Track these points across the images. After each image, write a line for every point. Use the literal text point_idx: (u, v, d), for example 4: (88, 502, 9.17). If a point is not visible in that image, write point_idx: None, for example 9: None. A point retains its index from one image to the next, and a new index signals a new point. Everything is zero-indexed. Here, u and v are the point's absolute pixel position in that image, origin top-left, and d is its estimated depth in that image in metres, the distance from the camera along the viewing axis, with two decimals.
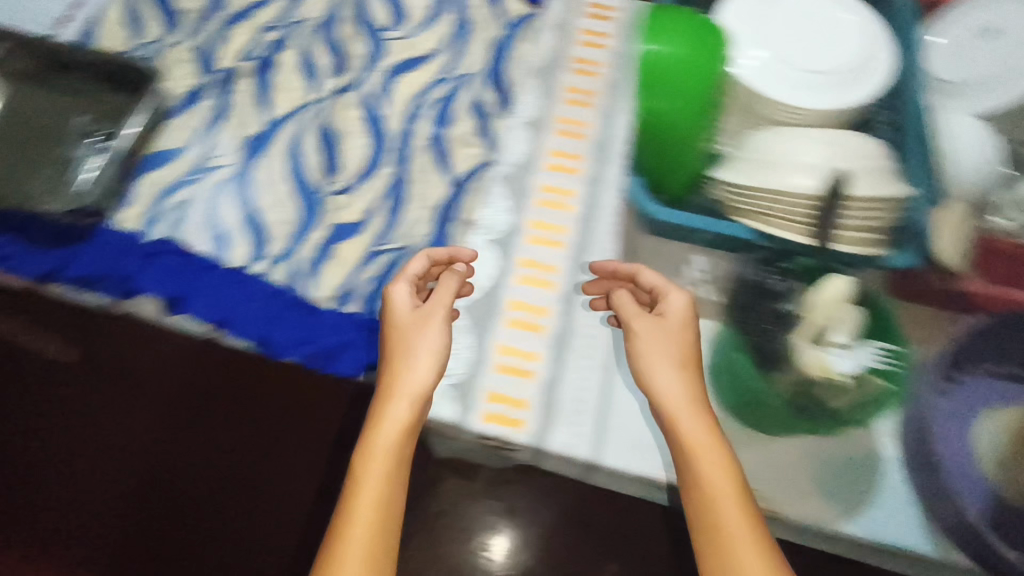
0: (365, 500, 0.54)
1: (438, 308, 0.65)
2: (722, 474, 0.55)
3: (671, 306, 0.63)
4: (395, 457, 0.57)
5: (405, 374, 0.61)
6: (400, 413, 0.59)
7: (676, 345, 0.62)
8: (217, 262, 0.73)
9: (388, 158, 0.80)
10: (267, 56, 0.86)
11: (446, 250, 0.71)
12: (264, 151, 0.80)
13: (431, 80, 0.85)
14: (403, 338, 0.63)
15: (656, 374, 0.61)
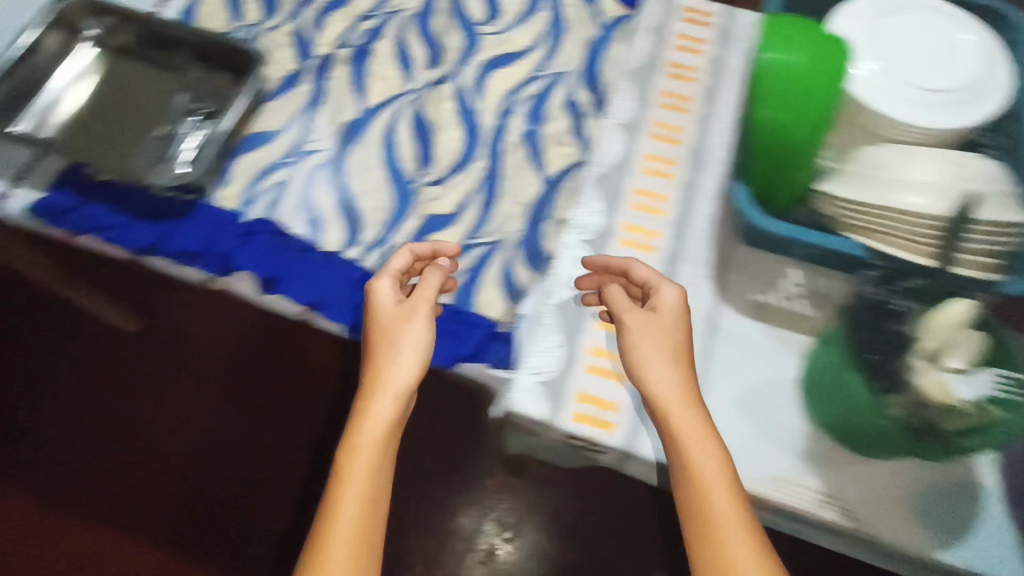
0: (348, 503, 0.52)
1: (420, 301, 0.63)
2: (720, 464, 0.55)
3: (664, 300, 0.63)
4: (379, 457, 0.54)
5: (387, 369, 0.58)
6: (383, 410, 0.56)
7: (671, 339, 0.61)
8: (312, 245, 0.73)
9: (481, 152, 0.79)
10: (363, 44, 0.87)
11: (428, 246, 0.69)
12: (360, 139, 0.80)
13: (525, 76, 0.85)
14: (385, 331, 0.61)
15: (653, 370, 0.59)
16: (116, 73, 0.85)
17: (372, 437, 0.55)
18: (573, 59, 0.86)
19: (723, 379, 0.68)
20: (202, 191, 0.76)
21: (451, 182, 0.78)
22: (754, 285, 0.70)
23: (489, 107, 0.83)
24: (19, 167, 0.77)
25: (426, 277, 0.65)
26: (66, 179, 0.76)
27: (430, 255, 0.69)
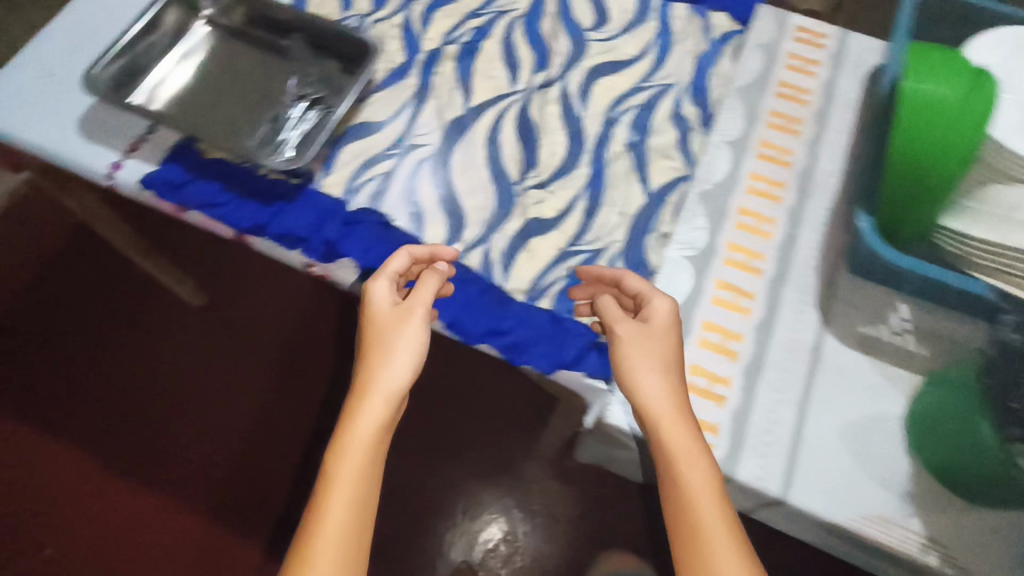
0: (339, 501, 0.52)
1: (415, 301, 0.63)
2: (706, 475, 0.52)
3: (655, 312, 0.60)
4: (370, 457, 0.55)
5: (380, 369, 0.59)
6: (377, 409, 0.57)
7: (664, 351, 0.59)
8: (415, 239, 0.74)
9: (584, 158, 0.79)
10: (470, 41, 0.87)
11: (427, 249, 0.69)
12: (465, 136, 0.80)
13: (631, 85, 0.84)
14: (381, 332, 0.61)
15: (644, 382, 0.57)
16: (229, 54, 0.86)
17: (363, 437, 0.55)
18: (680, 70, 0.85)
19: (827, 411, 0.66)
20: (311, 176, 0.77)
21: (553, 187, 0.77)
22: (858, 316, 0.69)
23: (595, 112, 0.82)
24: (134, 140, 0.79)
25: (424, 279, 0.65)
26: (178, 154, 0.78)
27: (430, 258, 0.70)
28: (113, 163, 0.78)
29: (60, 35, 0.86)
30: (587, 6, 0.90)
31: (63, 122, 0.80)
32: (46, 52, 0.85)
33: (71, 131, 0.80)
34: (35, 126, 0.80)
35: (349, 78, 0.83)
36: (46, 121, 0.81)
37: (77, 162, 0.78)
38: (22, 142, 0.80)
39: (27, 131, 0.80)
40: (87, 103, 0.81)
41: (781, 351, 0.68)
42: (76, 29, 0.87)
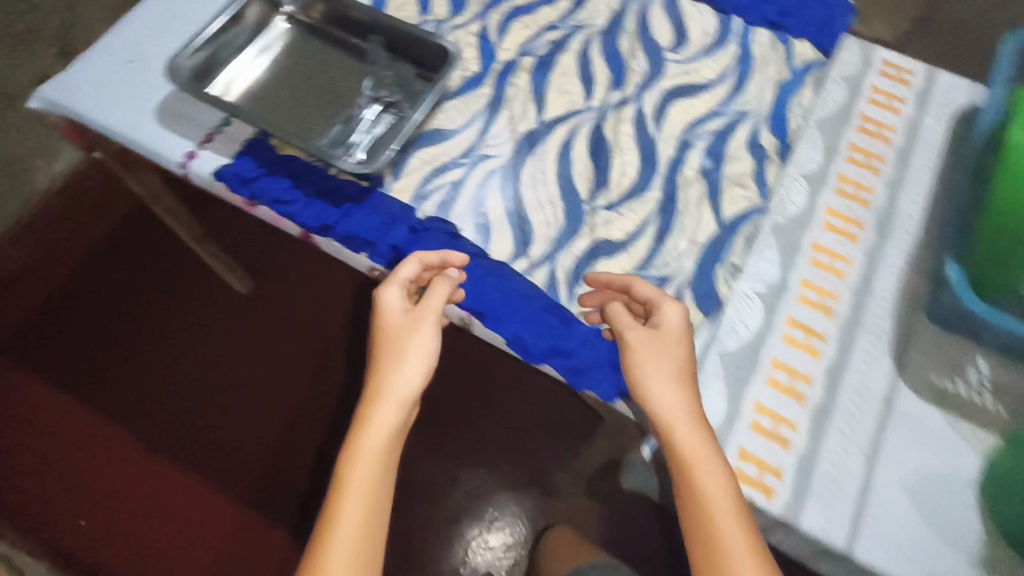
0: (349, 508, 0.54)
1: (427, 308, 0.63)
2: (720, 486, 0.54)
3: (666, 320, 0.61)
4: (382, 464, 0.56)
5: (391, 377, 0.60)
6: (388, 417, 0.58)
7: (676, 362, 0.59)
8: (481, 252, 0.73)
9: (656, 181, 0.78)
10: (547, 54, 0.86)
11: (438, 255, 0.68)
12: (536, 150, 0.79)
13: (708, 110, 0.83)
14: (392, 340, 0.62)
15: (656, 394, 0.58)
16: (307, 53, 0.87)
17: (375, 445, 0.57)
18: (759, 98, 0.83)
19: (896, 464, 0.63)
20: (381, 179, 0.77)
21: (623, 208, 0.76)
22: (934, 367, 0.67)
23: (669, 133, 0.81)
24: (208, 133, 0.80)
25: (436, 287, 0.65)
26: (251, 149, 0.78)
27: (441, 265, 0.69)
28: (187, 153, 0.79)
29: (142, 23, 0.87)
30: (666, 26, 0.88)
31: (141, 109, 0.81)
32: (128, 39, 0.86)
33: (147, 119, 0.81)
34: (113, 112, 0.82)
35: (425, 83, 0.83)
36: (124, 107, 0.82)
37: (152, 150, 0.79)
38: (100, 126, 0.81)
39: (105, 116, 0.81)
40: (165, 92, 0.82)
41: (852, 397, 0.65)
42: (158, 18, 0.88)
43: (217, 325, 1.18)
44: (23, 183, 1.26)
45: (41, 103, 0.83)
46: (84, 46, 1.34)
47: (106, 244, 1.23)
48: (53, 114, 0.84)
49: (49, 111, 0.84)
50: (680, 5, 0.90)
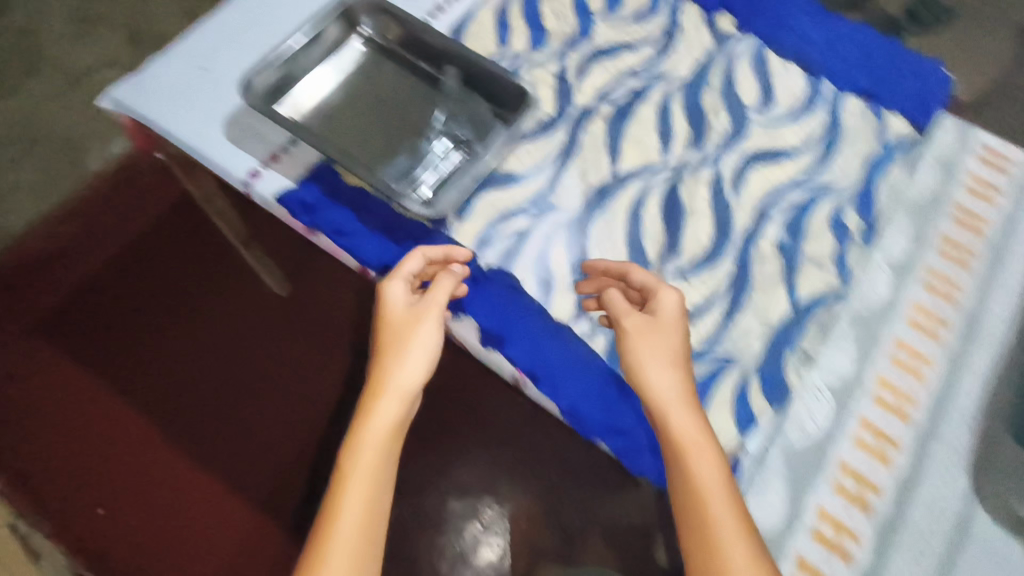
0: (349, 504, 0.55)
1: (430, 300, 0.64)
2: (714, 475, 0.53)
3: (664, 306, 0.61)
4: (381, 456, 0.57)
5: (393, 369, 0.60)
6: (388, 411, 0.59)
7: (674, 349, 0.59)
8: (542, 309, 0.70)
9: (729, 252, 0.74)
10: (625, 103, 0.83)
11: (442, 250, 0.69)
12: (605, 206, 0.76)
13: (790, 179, 0.79)
14: (396, 333, 0.62)
15: (653, 379, 0.58)
16: (379, 77, 0.84)
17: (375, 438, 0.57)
18: (846, 172, 0.79)
19: None
20: (445, 221, 0.75)
21: (692, 277, 0.72)
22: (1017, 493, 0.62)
23: (746, 200, 0.77)
24: (274, 152, 0.78)
25: (440, 280, 0.65)
26: (318, 175, 0.77)
27: (445, 260, 0.70)
28: (251, 172, 0.77)
29: (217, 31, 0.86)
30: (752, 84, 0.85)
31: (209, 120, 0.80)
32: (202, 47, 0.85)
33: (214, 131, 0.80)
34: (181, 121, 0.81)
35: (498, 122, 0.81)
36: (192, 117, 0.81)
37: (215, 164, 0.78)
38: (166, 133, 0.80)
39: (172, 125, 0.80)
40: (235, 106, 0.81)
41: (925, 515, 0.61)
42: (234, 28, 0.87)
43: (244, 325, 1.06)
44: (74, 158, 1.22)
45: (110, 104, 0.83)
46: (151, 33, 1.33)
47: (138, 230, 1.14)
48: (121, 115, 0.84)
49: (118, 112, 0.83)
50: (767, 62, 0.86)
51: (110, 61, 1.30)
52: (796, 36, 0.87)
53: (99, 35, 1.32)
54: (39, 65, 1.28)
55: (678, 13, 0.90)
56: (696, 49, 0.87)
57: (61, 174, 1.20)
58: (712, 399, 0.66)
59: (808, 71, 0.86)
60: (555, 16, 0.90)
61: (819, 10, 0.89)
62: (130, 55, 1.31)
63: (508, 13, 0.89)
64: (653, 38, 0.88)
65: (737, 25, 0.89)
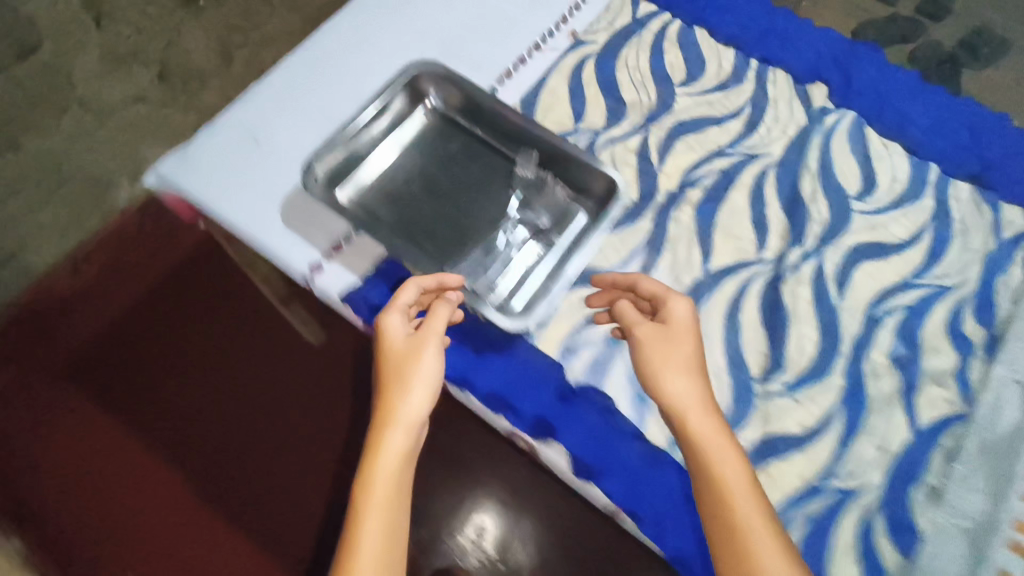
0: (366, 555, 0.47)
1: (432, 325, 0.58)
2: (745, 484, 0.48)
3: (674, 309, 0.57)
4: (393, 497, 0.50)
5: (394, 400, 0.54)
6: (395, 446, 0.52)
7: (688, 357, 0.55)
8: (637, 432, 0.63)
9: (837, 364, 0.67)
10: (714, 187, 0.77)
11: (436, 278, 0.62)
12: (701, 308, 0.70)
13: (900, 278, 0.72)
14: (397, 362, 0.56)
15: (672, 389, 0.54)
16: (445, 152, 0.77)
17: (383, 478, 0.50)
18: (960, 271, 0.72)
19: None
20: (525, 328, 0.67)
21: (799, 394, 0.66)
22: None
23: (852, 302, 0.71)
24: (337, 240, 0.72)
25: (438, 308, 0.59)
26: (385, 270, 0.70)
27: (439, 288, 0.63)
28: (313, 264, 0.71)
29: (269, 98, 0.79)
30: (852, 166, 0.78)
31: (265, 202, 0.74)
32: (253, 115, 0.78)
33: (272, 215, 0.73)
34: (235, 202, 0.74)
35: (579, 205, 0.73)
36: (246, 198, 0.74)
37: (273, 253, 0.71)
38: (219, 216, 0.73)
39: (225, 205, 0.73)
40: (292, 185, 0.74)
41: None
42: (290, 95, 0.79)
43: None
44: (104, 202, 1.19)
45: (156, 179, 0.76)
46: (187, 66, 1.05)
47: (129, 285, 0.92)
48: (167, 191, 0.77)
49: (163, 189, 0.76)
50: (868, 143, 0.80)
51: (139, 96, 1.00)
52: (900, 114, 0.82)
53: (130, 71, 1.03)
54: (67, 104, 0.98)
55: (766, 83, 0.84)
56: (787, 125, 0.81)
57: (90, 223, 0.92)
58: (831, 546, 0.60)
59: (914, 152, 0.80)
60: (633, 86, 0.83)
61: (924, 86, 0.83)
62: (162, 93, 1.03)
63: (583, 81, 0.83)
64: (741, 111, 0.82)
65: (833, 99, 0.83)
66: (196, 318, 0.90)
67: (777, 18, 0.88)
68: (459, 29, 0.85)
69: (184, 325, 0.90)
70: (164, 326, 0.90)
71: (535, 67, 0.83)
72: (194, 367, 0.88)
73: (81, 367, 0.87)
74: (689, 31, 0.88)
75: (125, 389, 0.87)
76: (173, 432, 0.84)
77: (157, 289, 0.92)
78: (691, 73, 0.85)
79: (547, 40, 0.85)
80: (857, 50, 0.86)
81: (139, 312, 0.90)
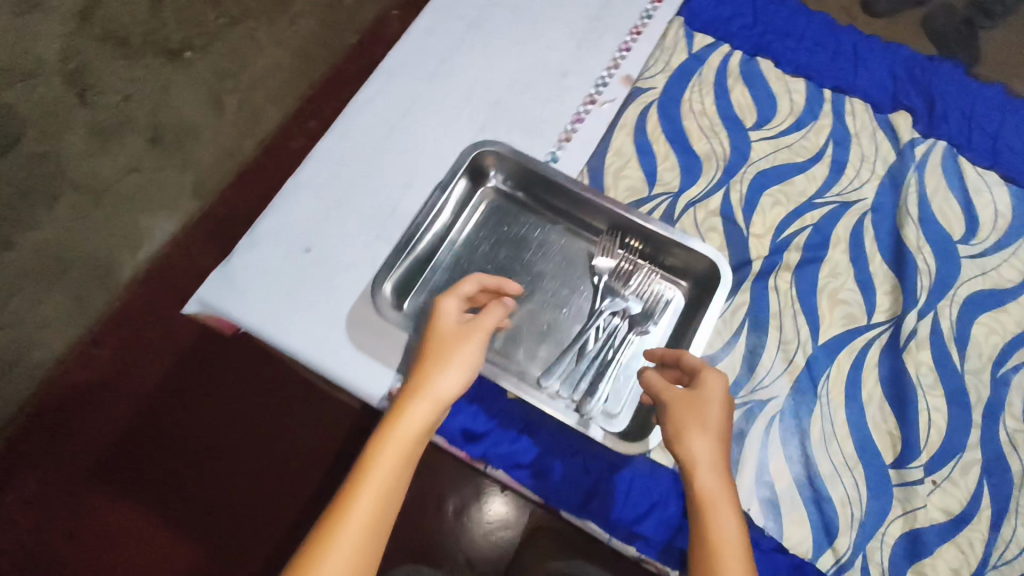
0: (352, 522, 0.39)
1: (486, 318, 0.51)
2: (737, 553, 0.40)
3: (707, 379, 0.48)
4: (400, 469, 0.42)
5: (432, 372, 0.47)
6: (418, 418, 0.44)
7: (713, 417, 0.45)
8: (778, 543, 0.59)
9: (972, 436, 0.63)
10: (809, 244, 0.71)
11: (496, 281, 0.59)
12: (820, 390, 0.64)
13: (1021, 329, 0.68)
14: (442, 343, 0.49)
15: (685, 445, 0.44)
16: (515, 237, 0.70)
17: (396, 444, 0.42)
18: None
19: None
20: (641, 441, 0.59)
21: (938, 478, 0.62)
22: None
23: (975, 363, 0.66)
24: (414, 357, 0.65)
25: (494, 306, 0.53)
26: (472, 388, 0.62)
27: (497, 292, 0.59)
28: (394, 389, 0.64)
29: (312, 195, 0.70)
30: (952, 204, 0.73)
31: (330, 323, 0.66)
32: (299, 218, 0.70)
33: (340, 337, 0.66)
34: (298, 327, 0.66)
35: (676, 289, 0.67)
36: (307, 320, 0.66)
37: (348, 383, 0.64)
38: (280, 344, 0.65)
39: (286, 332, 0.66)
40: (355, 300, 0.67)
41: None
42: (332, 188, 0.71)
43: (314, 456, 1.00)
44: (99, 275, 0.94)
45: (199, 306, 0.67)
46: (178, 126, 1.02)
47: (175, 382, 0.87)
48: (212, 317, 0.68)
49: (206, 316, 0.67)
50: (964, 174, 0.74)
51: (134, 166, 0.99)
52: (990, 137, 0.76)
53: (121, 140, 1.00)
54: (59, 190, 0.97)
55: (844, 116, 0.77)
56: (875, 164, 0.75)
57: (95, 304, 0.91)
58: None
59: (1013, 181, 0.75)
60: (703, 135, 0.76)
61: (1009, 100, 0.78)
62: (157, 160, 1.00)
63: (649, 136, 0.76)
64: (823, 153, 0.75)
65: (918, 127, 0.77)
66: (248, 416, 0.85)
67: (843, 38, 0.81)
68: (506, 90, 0.77)
69: (239, 421, 0.85)
70: (218, 423, 0.85)
71: (595, 122, 0.75)
72: (256, 474, 0.83)
73: (134, 470, 0.83)
74: (752, 62, 0.80)
75: (179, 497, 0.82)
76: (245, 541, 0.81)
77: (205, 381, 0.86)
78: (761, 112, 0.77)
79: (601, 90, 0.77)
80: (936, 67, 0.79)
81: (184, 410, 0.85)
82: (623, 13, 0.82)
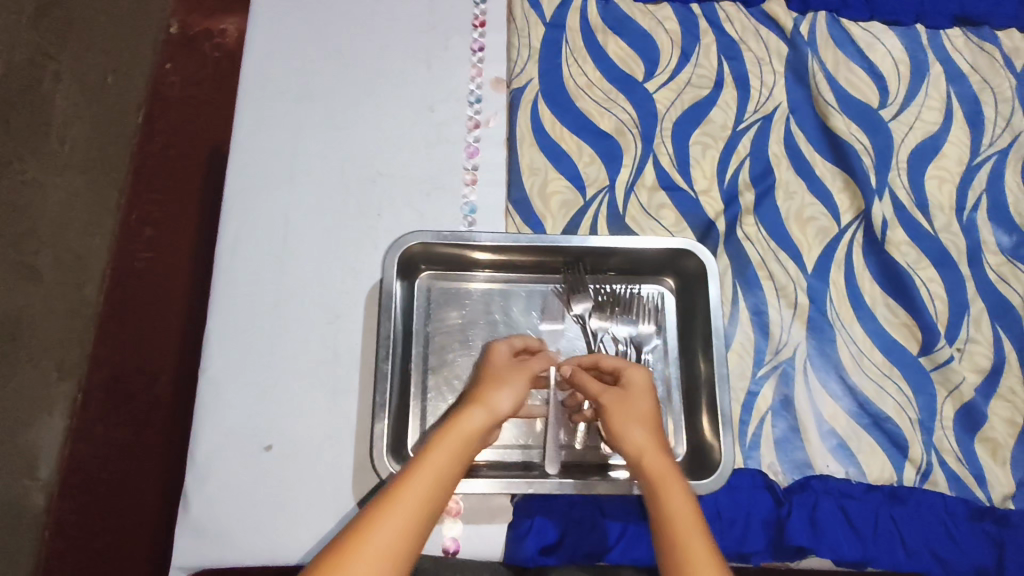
0: (403, 508, 0.39)
1: (540, 357, 0.53)
2: (694, 525, 0.41)
3: (631, 373, 0.50)
4: (446, 470, 0.42)
5: (487, 392, 0.48)
6: (471, 429, 0.45)
7: (645, 408, 0.48)
8: (867, 481, 0.58)
9: (969, 289, 0.65)
10: (755, 176, 0.67)
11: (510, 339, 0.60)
12: (830, 316, 0.64)
13: (963, 166, 0.69)
14: (494, 370, 0.51)
15: (620, 432, 0.47)
16: (483, 317, 0.61)
17: (450, 449, 0.43)
18: (1004, 127, 0.71)
19: None
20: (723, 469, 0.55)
21: (960, 344, 0.63)
22: None
23: (943, 220, 0.67)
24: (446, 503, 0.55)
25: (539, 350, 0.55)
26: (527, 505, 0.56)
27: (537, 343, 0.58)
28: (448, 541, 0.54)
29: (236, 381, 0.57)
30: (856, 73, 0.71)
31: (340, 517, 0.54)
32: (239, 416, 0.57)
33: None
34: (309, 536, 0.53)
35: (660, 290, 0.63)
36: (314, 517, 0.54)
37: None
38: (300, 568, 0.53)
39: (302, 550, 0.53)
40: (353, 480, 0.55)
41: None
42: (258, 362, 0.58)
43: None
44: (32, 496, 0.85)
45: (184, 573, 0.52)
46: None
47: None
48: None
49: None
50: (853, 37, 0.73)
51: None
52: None
53: None
54: None
55: (723, 26, 0.72)
56: (773, 63, 0.71)
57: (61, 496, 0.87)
58: None
59: (896, 23, 0.74)
60: (603, 109, 0.69)
61: None
62: None
63: (552, 135, 0.68)
64: (722, 74, 0.70)
65: (793, 7, 0.73)
66: None
67: None
68: (379, 154, 0.66)
69: None
70: None
71: (494, 148, 0.66)
72: None
73: None
74: (611, 6, 0.73)
75: None
76: None
77: None
78: (645, 56, 0.71)
79: (479, 107, 0.67)
80: None
81: None
82: (456, 11, 0.71)
